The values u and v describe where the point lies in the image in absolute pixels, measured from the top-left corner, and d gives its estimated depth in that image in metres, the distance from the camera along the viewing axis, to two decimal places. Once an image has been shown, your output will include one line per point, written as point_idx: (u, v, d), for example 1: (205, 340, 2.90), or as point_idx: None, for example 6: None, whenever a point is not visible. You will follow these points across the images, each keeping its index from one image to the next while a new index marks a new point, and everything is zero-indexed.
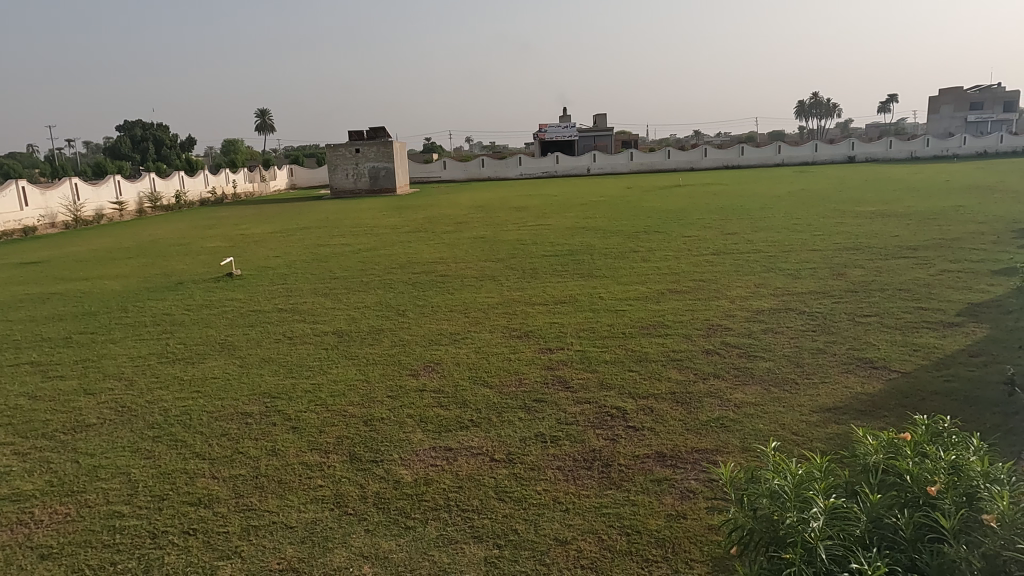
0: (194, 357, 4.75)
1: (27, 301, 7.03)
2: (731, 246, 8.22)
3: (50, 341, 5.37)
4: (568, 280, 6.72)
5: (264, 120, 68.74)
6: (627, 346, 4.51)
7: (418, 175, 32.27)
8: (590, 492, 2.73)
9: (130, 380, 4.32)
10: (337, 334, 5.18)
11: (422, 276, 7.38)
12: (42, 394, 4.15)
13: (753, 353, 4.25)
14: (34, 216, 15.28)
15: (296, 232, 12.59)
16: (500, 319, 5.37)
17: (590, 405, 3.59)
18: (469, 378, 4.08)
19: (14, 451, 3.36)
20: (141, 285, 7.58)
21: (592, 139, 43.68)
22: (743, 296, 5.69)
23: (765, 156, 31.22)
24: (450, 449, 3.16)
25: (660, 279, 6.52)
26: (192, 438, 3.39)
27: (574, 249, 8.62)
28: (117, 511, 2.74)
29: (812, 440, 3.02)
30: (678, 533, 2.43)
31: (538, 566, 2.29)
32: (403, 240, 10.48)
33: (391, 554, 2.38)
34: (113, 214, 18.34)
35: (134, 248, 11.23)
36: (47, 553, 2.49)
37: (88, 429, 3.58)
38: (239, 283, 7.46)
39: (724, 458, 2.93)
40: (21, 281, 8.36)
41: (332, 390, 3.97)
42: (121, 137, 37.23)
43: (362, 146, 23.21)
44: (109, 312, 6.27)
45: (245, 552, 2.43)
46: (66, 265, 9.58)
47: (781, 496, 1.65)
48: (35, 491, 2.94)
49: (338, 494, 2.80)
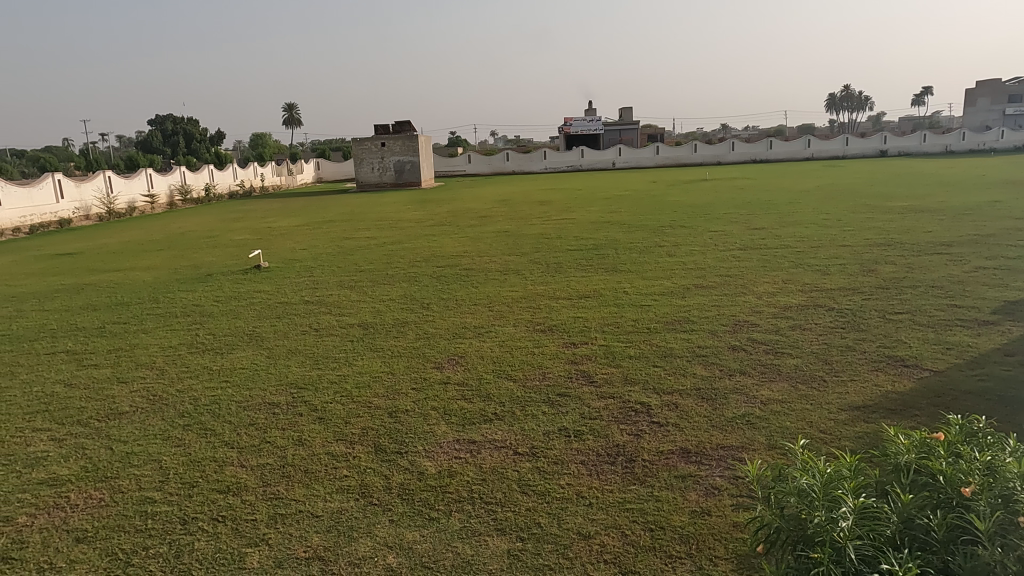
0: (223, 347, 4.83)
1: (61, 291, 7.21)
2: (757, 240, 8.13)
3: (84, 330, 5.51)
4: (592, 275, 6.69)
5: (292, 114, 69.88)
6: (652, 342, 4.48)
7: (442, 169, 32.49)
8: (614, 487, 2.73)
9: (162, 369, 4.41)
10: (362, 326, 5.23)
11: (447, 270, 7.42)
12: (78, 381, 4.27)
13: (780, 350, 4.19)
14: (69, 209, 15.69)
15: (323, 224, 12.74)
16: (524, 313, 5.38)
17: (614, 399, 3.58)
18: (493, 371, 4.09)
19: (51, 437, 3.45)
20: (172, 277, 7.74)
21: (617, 132, 43.59)
22: (770, 291, 5.61)
23: (794, 150, 30.72)
24: (474, 442, 3.17)
25: (685, 274, 6.48)
26: (221, 427, 3.45)
27: (600, 243, 8.60)
28: (148, 497, 2.80)
29: (840, 439, 2.97)
30: (702, 529, 2.42)
31: (561, 560, 2.29)
32: (428, 233, 10.58)
33: (415, 545, 2.40)
34: (144, 206, 18.76)
35: (165, 240, 11.50)
36: (82, 537, 2.55)
37: (120, 416, 3.67)
38: (267, 275, 7.57)
39: (751, 456, 2.90)
40: (56, 272, 8.60)
41: (358, 381, 4.03)
42: (153, 132, 38.23)
43: (387, 139, 23.37)
44: (141, 303, 6.39)
45: (272, 540, 2.47)
46: (99, 257, 9.84)
47: (809, 494, 1.63)
48: (70, 476, 3.02)
49: (363, 484, 2.83)
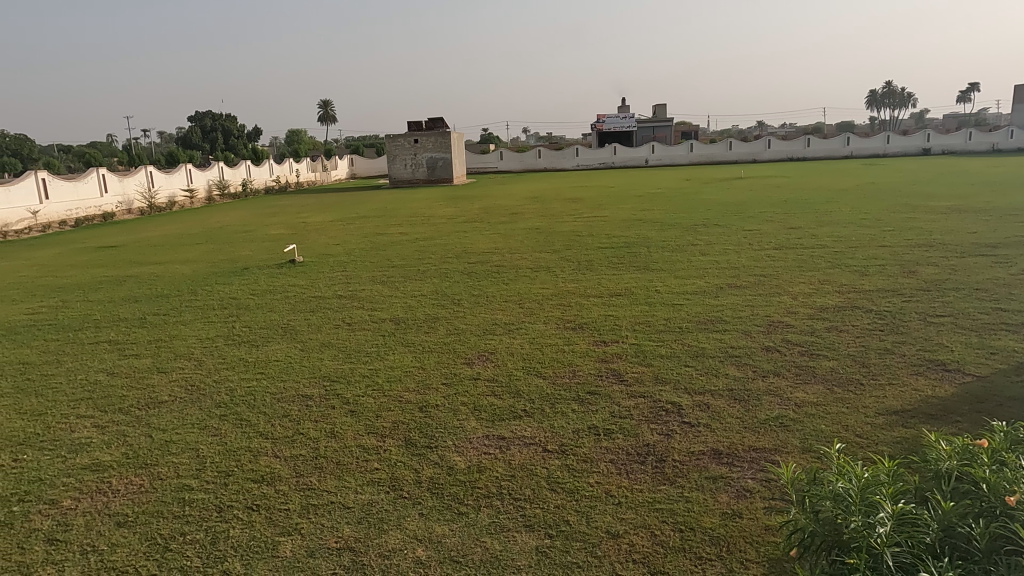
0: (258, 340, 4.93)
1: (105, 282, 7.43)
2: (793, 240, 7.99)
3: (126, 321, 5.67)
4: (624, 273, 6.64)
5: (326, 110, 70.73)
6: (683, 341, 4.44)
7: (474, 166, 32.61)
8: (643, 487, 2.71)
9: (200, 360, 4.52)
10: (394, 321, 5.28)
11: (478, 266, 7.45)
12: (120, 370, 4.40)
13: (816, 352, 4.11)
14: (112, 202, 16.14)
15: (356, 220, 12.88)
16: (555, 311, 5.37)
17: (644, 399, 3.55)
18: (522, 368, 4.09)
19: (94, 424, 3.56)
20: (210, 270, 7.91)
21: (651, 129, 43.21)
22: (806, 292, 5.51)
23: (833, 148, 30.07)
24: (503, 438, 3.18)
25: (719, 273, 6.40)
26: (256, 418, 3.52)
27: (631, 241, 8.54)
28: (186, 485, 2.88)
29: (877, 443, 2.91)
30: (733, 531, 2.39)
31: (589, 558, 2.29)
32: (459, 229, 10.63)
33: (444, 539, 2.43)
34: (183, 201, 19.20)
35: (203, 234, 11.76)
36: (123, 521, 2.63)
37: (159, 405, 3.77)
38: (301, 269, 7.69)
39: (784, 459, 2.85)
40: (100, 264, 8.86)
41: (389, 375, 4.07)
42: (193, 128, 39.10)
43: (420, 136, 23.51)
44: (180, 296, 6.55)
45: (305, 529, 2.51)
46: (141, 249, 10.11)
47: (845, 499, 1.59)
48: (112, 462, 3.12)
49: (394, 477, 2.86)
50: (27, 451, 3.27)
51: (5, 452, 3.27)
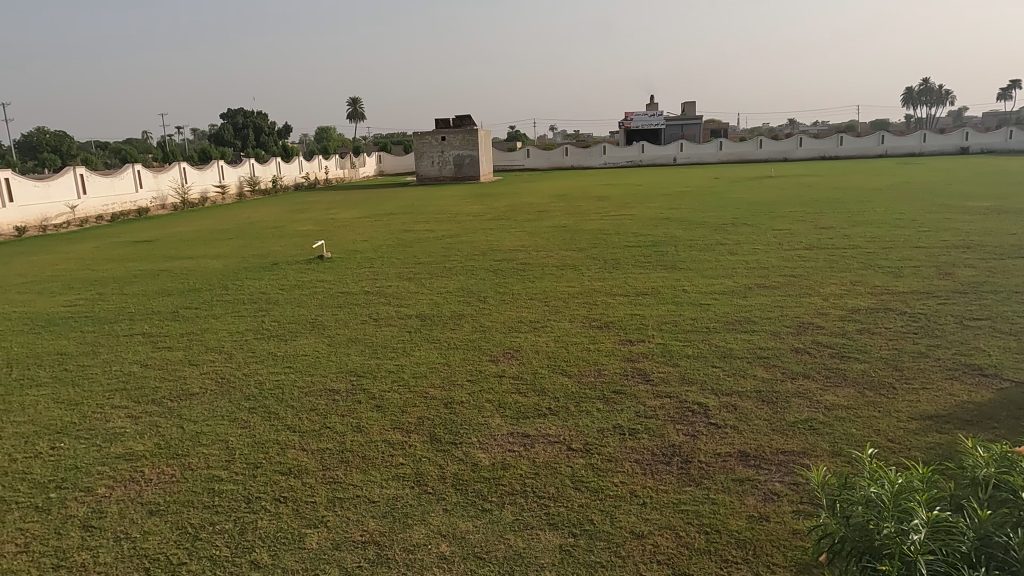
0: (287, 334, 5.00)
1: (139, 276, 7.60)
2: (824, 240, 7.85)
3: (159, 314, 5.79)
4: (650, 272, 6.59)
5: (355, 108, 71.50)
6: (710, 341, 4.39)
7: (501, 163, 32.67)
8: (668, 487, 2.69)
9: (230, 354, 4.59)
10: (420, 317, 5.32)
11: (504, 263, 7.45)
12: (153, 362, 4.50)
13: (847, 354, 4.03)
14: (147, 198, 16.49)
15: (383, 217, 12.99)
16: (581, 309, 5.35)
17: (670, 399, 3.52)
18: (547, 366, 4.09)
19: (128, 414, 3.64)
20: (240, 265, 8.03)
21: (679, 127, 42.82)
22: (837, 293, 5.41)
23: (867, 147, 29.46)
24: (528, 436, 3.18)
25: (748, 273, 6.31)
26: (284, 411, 3.57)
27: (659, 240, 8.48)
28: (215, 475, 2.93)
29: (910, 448, 2.85)
30: (760, 534, 2.36)
31: (613, 558, 2.27)
32: (486, 227, 10.66)
33: (468, 535, 2.43)
34: (215, 196, 19.54)
35: (234, 230, 11.96)
36: (155, 510, 2.69)
37: (190, 397, 3.85)
38: (329, 265, 7.77)
39: (814, 462, 2.81)
40: (135, 258, 9.06)
41: (414, 371, 4.10)
42: (225, 125, 39.85)
43: (448, 133, 23.62)
44: (212, 290, 6.66)
45: (330, 522, 2.54)
46: (174, 244, 10.32)
47: (877, 504, 1.56)
48: (145, 452, 3.19)
49: (418, 473, 2.88)
50: (64, 440, 3.36)
51: (43, 440, 3.36)
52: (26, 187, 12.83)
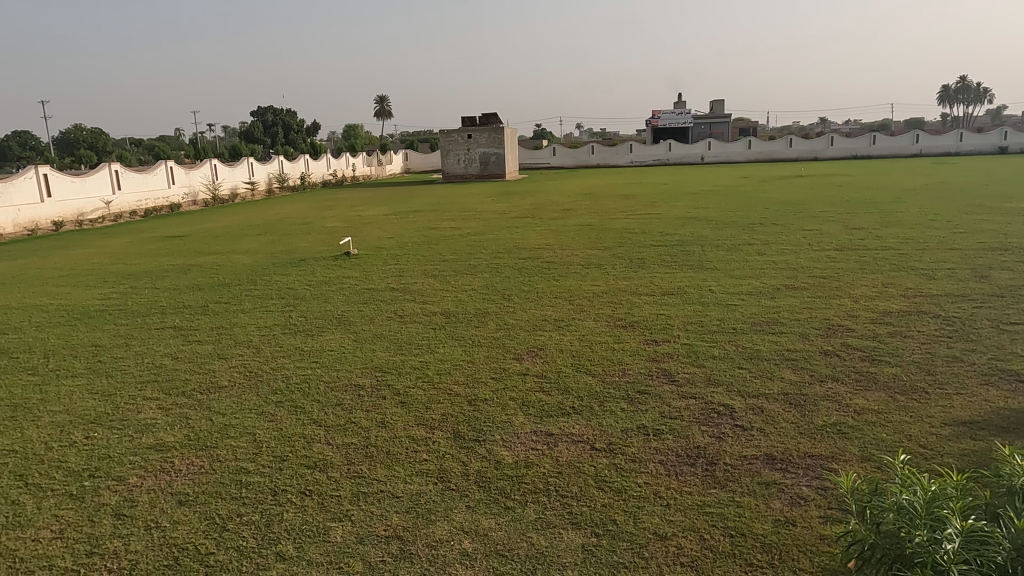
0: (313, 330, 5.06)
1: (171, 271, 7.74)
2: (855, 241, 7.70)
3: (189, 308, 5.89)
4: (677, 272, 6.53)
5: (383, 106, 72.09)
6: (737, 342, 4.34)
7: (527, 161, 32.66)
8: (693, 489, 2.66)
9: (258, 348, 4.66)
10: (445, 314, 5.34)
11: (529, 261, 7.45)
12: (183, 355, 4.58)
13: (877, 358, 3.95)
14: (179, 194, 16.80)
15: (409, 214, 13.07)
16: (606, 308, 5.32)
17: (696, 400, 3.49)
18: (571, 365, 4.08)
19: (159, 406, 3.72)
20: (269, 261, 8.14)
21: (707, 125, 42.38)
22: (868, 295, 5.31)
23: (901, 146, 28.84)
24: (551, 434, 3.18)
25: (776, 274, 6.22)
26: (310, 406, 3.62)
27: (685, 239, 8.40)
28: (243, 468, 2.97)
29: (943, 455, 2.78)
30: (786, 539, 2.33)
31: (636, 559, 2.26)
32: (511, 225, 10.67)
33: (490, 532, 2.44)
34: (245, 193, 19.83)
35: (263, 226, 12.13)
36: (185, 500, 2.74)
37: (220, 390, 3.92)
38: (356, 261, 7.84)
39: (843, 467, 2.76)
40: (167, 252, 9.24)
41: (439, 368, 4.11)
42: (255, 123, 40.48)
43: (474, 131, 23.69)
44: (240, 285, 6.77)
45: (355, 516, 2.56)
46: (205, 239, 10.50)
47: (909, 512, 1.53)
48: (176, 443, 3.25)
49: (442, 469, 2.89)
50: (97, 430, 3.43)
51: (78, 430, 3.44)
52: (63, 182, 13.15)
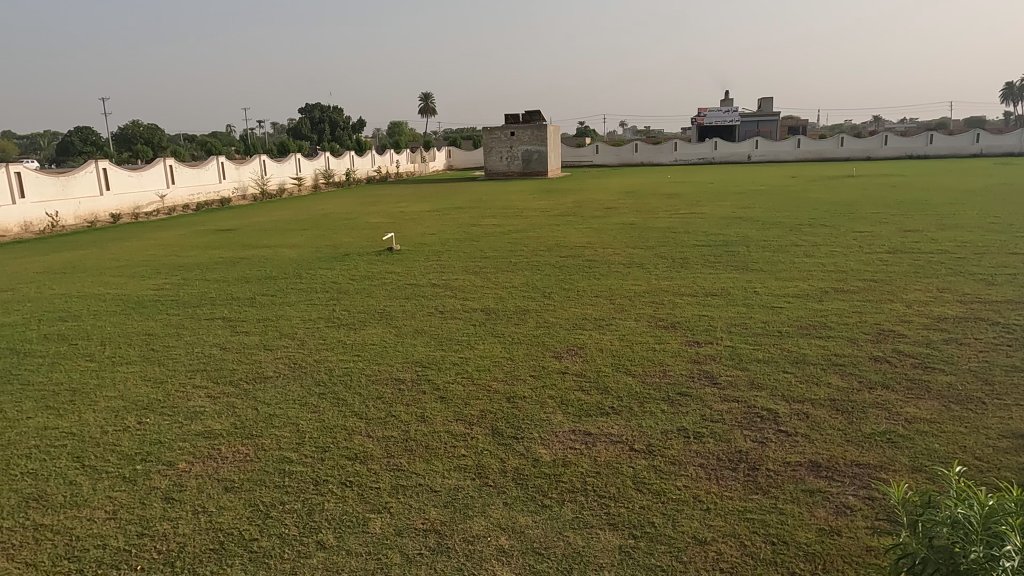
0: (356, 323, 5.14)
1: (220, 263, 7.97)
2: (909, 244, 7.44)
3: (238, 300, 6.05)
4: (720, 272, 6.43)
5: (427, 104, 72.87)
6: (782, 346, 4.24)
7: (570, 159, 32.55)
8: (733, 494, 2.62)
9: (302, 340, 4.76)
10: (485, 311, 5.36)
11: (569, 260, 7.42)
12: (231, 345, 4.71)
13: (930, 365, 3.81)
14: (229, 188, 17.26)
15: (451, 211, 13.16)
16: (647, 308, 5.27)
17: (738, 404, 3.42)
18: (611, 364, 4.05)
19: (208, 394, 3.83)
20: (314, 255, 8.30)
21: (755, 124, 41.52)
22: (921, 300, 5.13)
23: (959, 146, 27.74)
24: (589, 434, 3.16)
25: (824, 276, 6.05)
26: (352, 398, 3.68)
27: (730, 239, 8.25)
28: (286, 457, 3.04)
29: (1000, 468, 2.67)
30: (830, 549, 2.27)
31: (674, 563, 2.23)
32: (552, 223, 10.64)
33: (527, 530, 2.44)
34: (292, 188, 20.27)
35: (309, 220, 12.38)
36: (230, 486, 2.82)
37: (265, 380, 4.02)
38: (398, 257, 7.94)
39: (892, 477, 2.67)
40: (217, 245, 9.51)
41: (478, 364, 4.13)
42: (303, 120, 41.40)
43: (517, 129, 23.71)
44: (286, 278, 6.92)
45: (394, 509, 2.60)
46: (254, 233, 10.76)
47: (964, 527, 1.48)
48: (222, 431, 3.34)
49: (480, 465, 2.91)
50: (149, 416, 3.56)
51: (131, 415, 3.57)
52: (121, 176, 13.65)
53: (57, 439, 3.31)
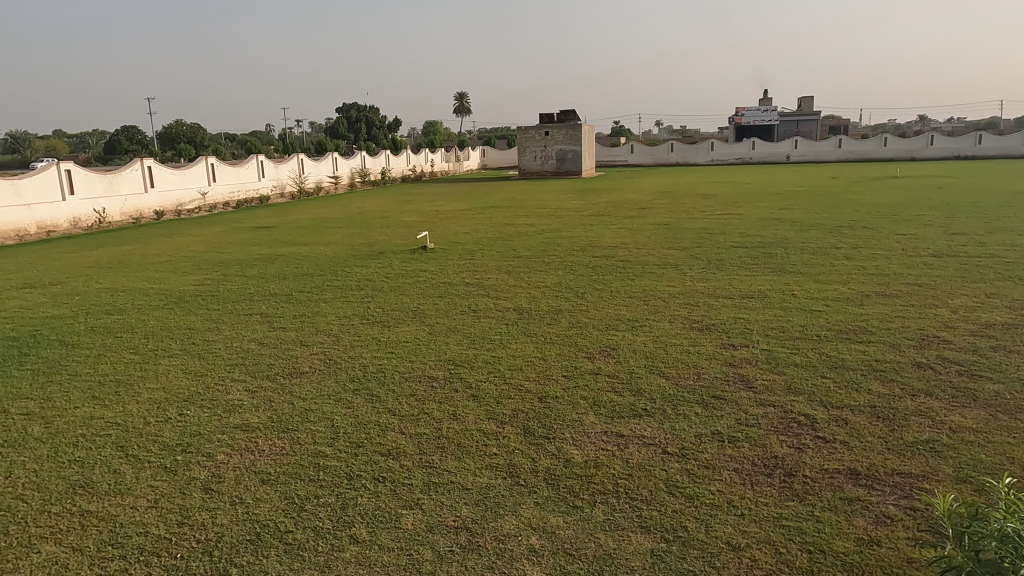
0: (390, 321, 5.19)
1: (258, 259, 8.13)
2: (955, 247, 7.21)
3: (275, 296, 6.17)
4: (757, 274, 6.32)
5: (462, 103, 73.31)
6: (821, 350, 4.15)
7: (604, 159, 32.37)
8: (769, 501, 2.57)
9: (337, 337, 4.83)
10: (518, 310, 5.37)
11: (603, 260, 7.38)
12: (269, 340, 4.81)
13: (977, 373, 3.69)
14: (268, 186, 17.60)
15: (485, 210, 13.22)
16: (681, 309, 5.22)
17: (775, 408, 3.36)
18: (644, 366, 4.02)
19: (246, 388, 3.91)
20: (350, 252, 8.42)
21: (795, 124, 40.68)
22: (968, 305, 4.96)
23: (1010, 146, 26.72)
24: (622, 436, 3.14)
25: (865, 280, 5.91)
26: (385, 395, 3.71)
27: (768, 241, 8.10)
28: (321, 451, 3.09)
29: None
30: (869, 559, 2.22)
31: (707, 568, 2.21)
32: (586, 223, 10.61)
33: (558, 530, 2.43)
34: (329, 186, 20.59)
35: (344, 219, 12.54)
36: (267, 479, 2.88)
37: (300, 375, 4.09)
38: (432, 255, 7.99)
39: (935, 487, 2.59)
40: (256, 242, 9.71)
41: (511, 363, 4.14)
42: (341, 119, 42.09)
43: (551, 129, 23.66)
44: (322, 275, 7.02)
45: (426, 505, 2.62)
46: (291, 231, 10.95)
47: (1012, 542, 1.43)
48: (260, 424, 3.41)
49: (511, 464, 2.91)
50: (190, 408, 3.65)
51: (173, 407, 3.67)
52: (165, 174, 14.04)
53: (102, 428, 3.42)
